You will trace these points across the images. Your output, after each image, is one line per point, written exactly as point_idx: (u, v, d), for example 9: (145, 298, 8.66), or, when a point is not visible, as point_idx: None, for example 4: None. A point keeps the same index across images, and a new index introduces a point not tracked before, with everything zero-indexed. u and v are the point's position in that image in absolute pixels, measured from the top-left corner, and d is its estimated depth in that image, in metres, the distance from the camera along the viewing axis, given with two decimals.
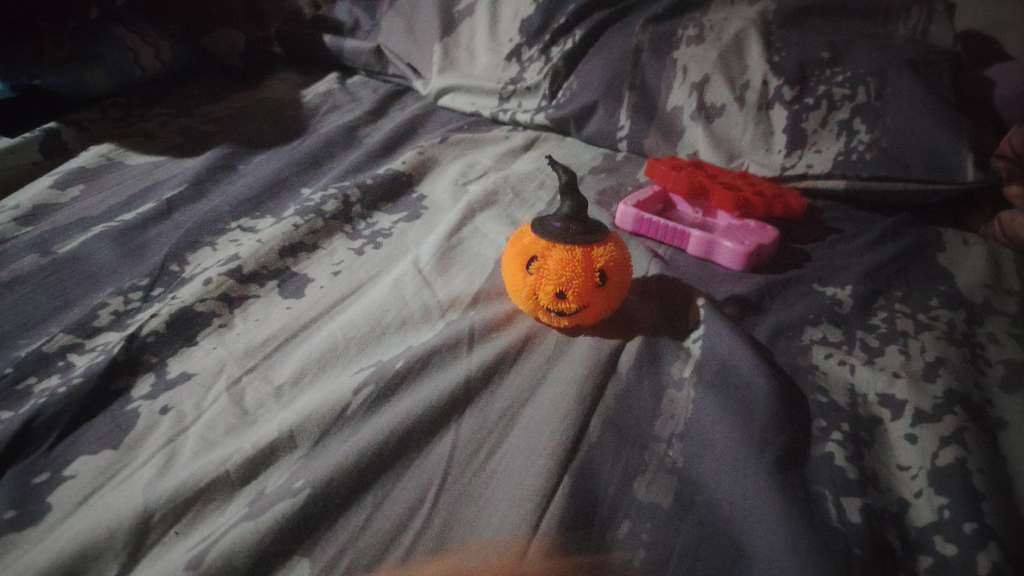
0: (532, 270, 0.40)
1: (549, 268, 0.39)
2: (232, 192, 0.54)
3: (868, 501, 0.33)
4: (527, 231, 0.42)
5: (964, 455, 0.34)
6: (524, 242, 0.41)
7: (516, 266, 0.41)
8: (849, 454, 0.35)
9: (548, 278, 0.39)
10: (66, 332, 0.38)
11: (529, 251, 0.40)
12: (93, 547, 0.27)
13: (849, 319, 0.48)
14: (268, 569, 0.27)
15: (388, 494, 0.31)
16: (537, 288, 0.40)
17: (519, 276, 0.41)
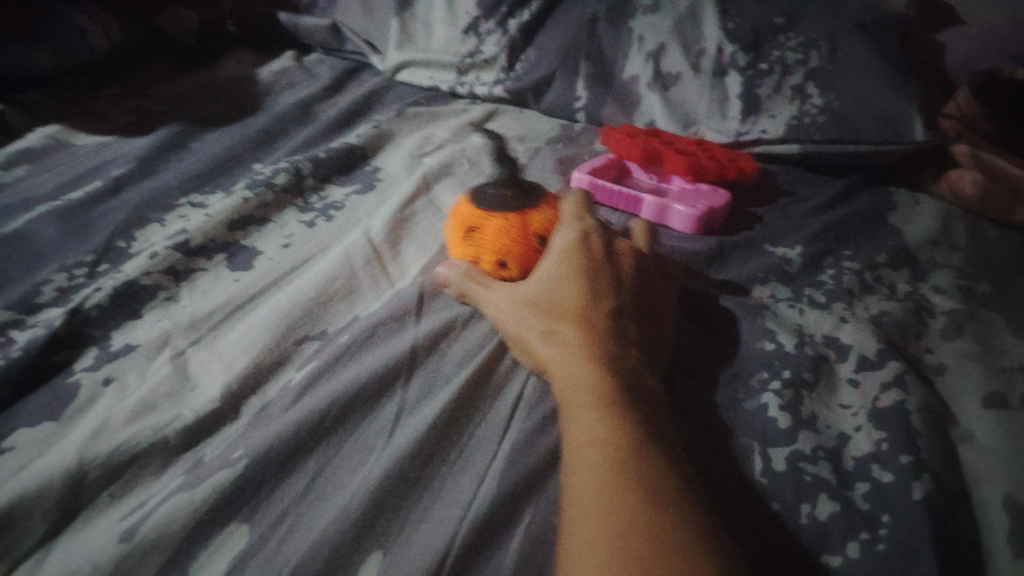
0: (472, 240, 0.40)
1: (487, 230, 0.40)
2: (182, 170, 0.54)
3: (796, 448, 0.34)
4: (464, 203, 0.42)
5: (904, 397, 0.36)
6: (462, 214, 0.42)
7: (459, 237, 0.41)
8: (783, 403, 0.36)
9: (488, 241, 0.40)
10: (8, 309, 0.37)
11: (467, 222, 0.41)
12: (24, 513, 0.27)
13: (798, 277, 0.49)
14: (205, 533, 0.27)
15: (332, 456, 0.31)
16: (479, 255, 0.40)
17: (461, 244, 0.41)
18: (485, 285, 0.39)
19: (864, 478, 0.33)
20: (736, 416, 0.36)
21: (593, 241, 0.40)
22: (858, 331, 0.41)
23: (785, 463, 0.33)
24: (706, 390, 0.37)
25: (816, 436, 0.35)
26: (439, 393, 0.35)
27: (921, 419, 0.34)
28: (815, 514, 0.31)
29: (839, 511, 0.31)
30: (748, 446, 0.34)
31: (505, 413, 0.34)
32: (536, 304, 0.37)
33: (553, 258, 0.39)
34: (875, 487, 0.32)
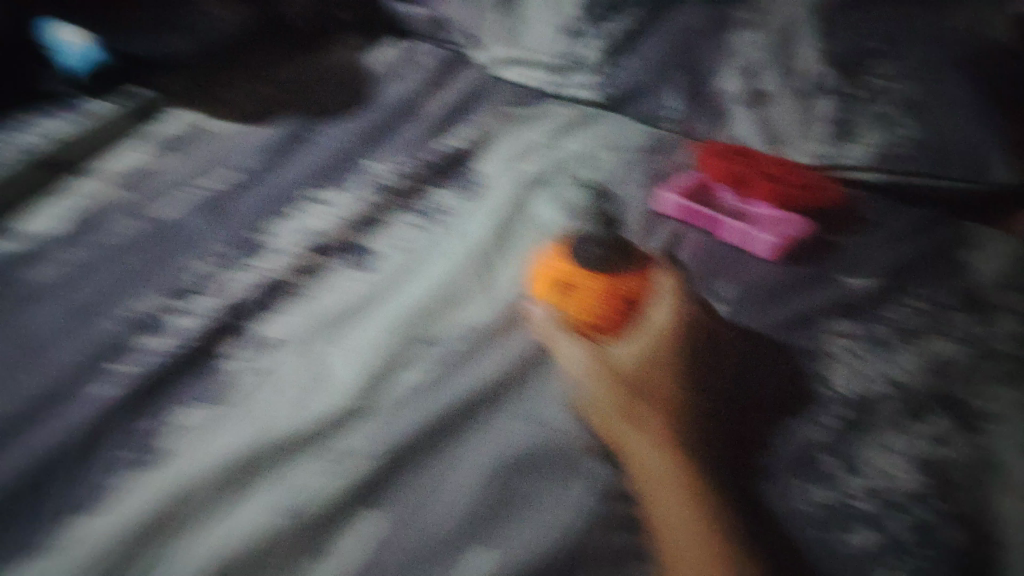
0: (564, 297, 0.45)
1: (582, 288, 0.44)
2: (306, 164, 0.60)
3: (841, 489, 0.38)
4: (555, 261, 0.47)
5: (949, 451, 0.40)
6: (554, 272, 0.47)
7: (548, 291, 0.46)
8: (832, 446, 0.40)
9: (580, 297, 0.44)
10: (170, 296, 0.44)
11: (560, 281, 0.46)
12: (204, 487, 0.34)
13: (866, 311, 0.52)
14: (348, 517, 0.34)
15: (450, 456, 0.37)
16: (566, 310, 0.45)
17: (551, 296, 0.46)
18: (570, 345, 0.43)
19: (909, 511, 0.37)
20: (794, 452, 0.40)
21: (677, 320, 0.45)
22: (919, 376, 0.45)
23: (833, 500, 0.38)
24: (765, 434, 0.40)
25: (863, 479, 0.39)
26: (536, 406, 0.40)
27: (962, 471, 0.39)
28: (857, 545, 0.36)
29: (878, 543, 0.36)
30: (800, 481, 0.38)
31: (594, 428, 0.39)
32: (623, 374, 0.41)
33: (642, 332, 0.43)
34: (917, 523, 0.37)
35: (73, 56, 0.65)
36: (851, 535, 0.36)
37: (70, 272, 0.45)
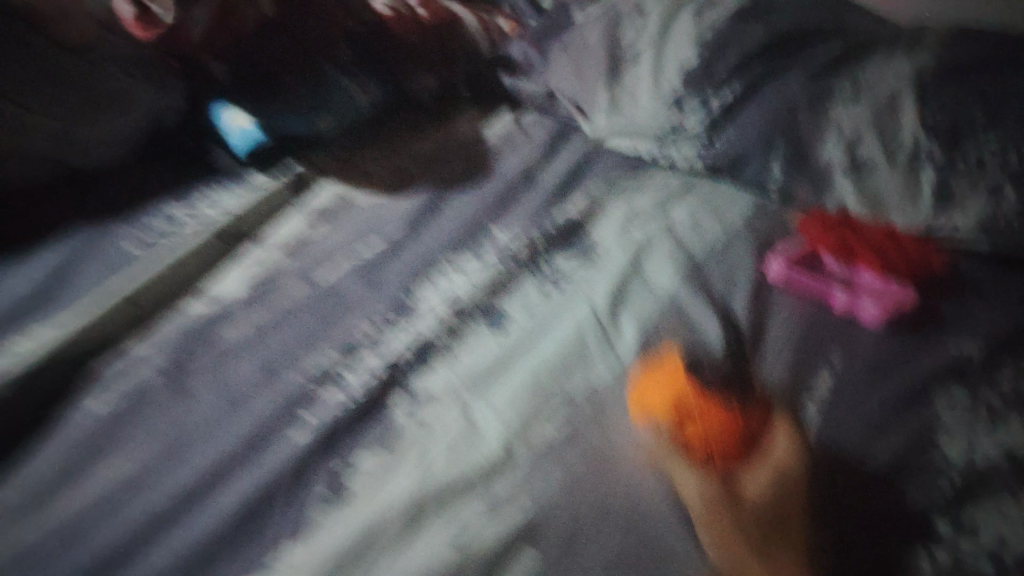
0: (683, 419, 0.43)
1: (704, 416, 0.43)
2: (439, 237, 0.66)
3: (956, 551, 0.41)
4: (671, 380, 0.46)
5: None
6: (672, 391, 0.45)
7: (663, 411, 0.44)
8: (947, 512, 0.43)
9: (700, 421, 0.43)
10: (340, 355, 0.51)
11: (680, 401, 0.44)
12: (386, 526, 0.40)
13: (978, 377, 0.53)
14: (508, 556, 0.39)
15: (592, 506, 0.42)
16: (683, 433, 0.43)
17: (664, 415, 0.44)
18: (689, 474, 0.41)
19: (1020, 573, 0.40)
20: (910, 515, 0.43)
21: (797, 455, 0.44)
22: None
23: (948, 561, 0.41)
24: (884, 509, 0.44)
25: (975, 540, 0.42)
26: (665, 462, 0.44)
27: None
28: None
29: None
30: (917, 544, 0.42)
31: None
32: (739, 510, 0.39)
33: (763, 466, 0.41)
34: None
35: (239, 143, 0.74)
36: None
37: (253, 334, 0.53)
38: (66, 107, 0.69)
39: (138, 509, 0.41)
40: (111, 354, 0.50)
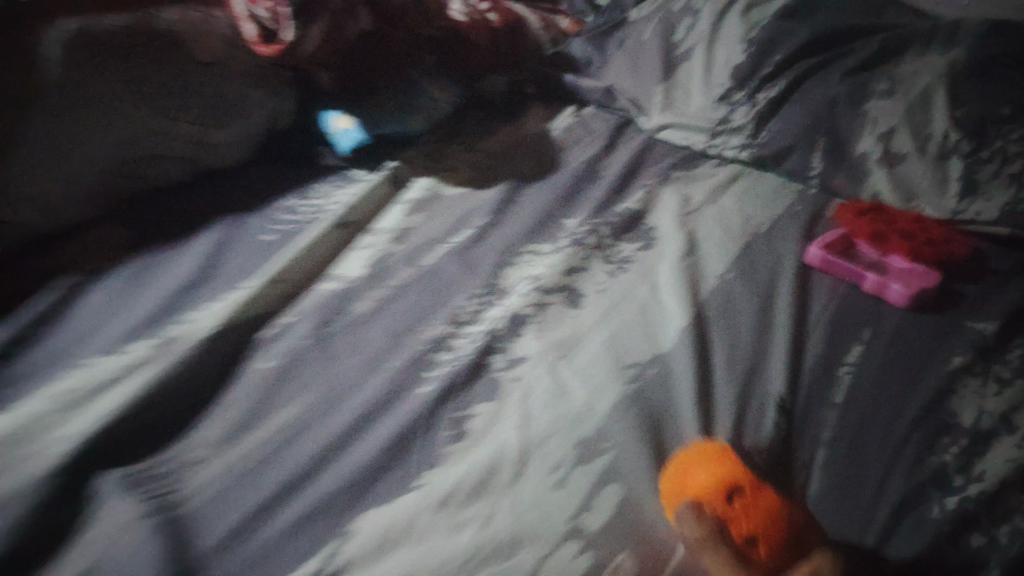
0: (735, 502, 0.44)
1: (753, 506, 0.44)
2: (518, 226, 0.77)
3: (959, 495, 0.49)
4: (728, 470, 0.46)
5: None
6: (725, 474, 0.45)
7: (711, 480, 0.45)
8: (957, 465, 0.51)
9: (749, 519, 0.43)
10: (447, 324, 0.63)
11: (733, 486, 0.45)
12: (494, 459, 0.50)
13: (990, 352, 0.61)
14: (588, 484, 0.49)
15: (656, 447, 0.52)
16: (731, 518, 0.43)
17: (710, 490, 0.45)
18: (723, 544, 0.42)
19: (1013, 519, 0.46)
20: (924, 467, 0.51)
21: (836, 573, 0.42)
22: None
23: (956, 503, 0.48)
24: (902, 468, 0.51)
25: (979, 485, 0.49)
26: (717, 413, 0.55)
27: None
28: (943, 516, 0.48)
29: (988, 532, 0.46)
30: (929, 491, 0.50)
31: (767, 433, 0.54)
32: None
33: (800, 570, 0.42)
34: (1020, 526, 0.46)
35: (342, 141, 0.87)
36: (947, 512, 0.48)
37: (373, 308, 0.65)
38: (196, 108, 0.80)
39: (296, 453, 0.50)
40: (268, 322, 0.62)
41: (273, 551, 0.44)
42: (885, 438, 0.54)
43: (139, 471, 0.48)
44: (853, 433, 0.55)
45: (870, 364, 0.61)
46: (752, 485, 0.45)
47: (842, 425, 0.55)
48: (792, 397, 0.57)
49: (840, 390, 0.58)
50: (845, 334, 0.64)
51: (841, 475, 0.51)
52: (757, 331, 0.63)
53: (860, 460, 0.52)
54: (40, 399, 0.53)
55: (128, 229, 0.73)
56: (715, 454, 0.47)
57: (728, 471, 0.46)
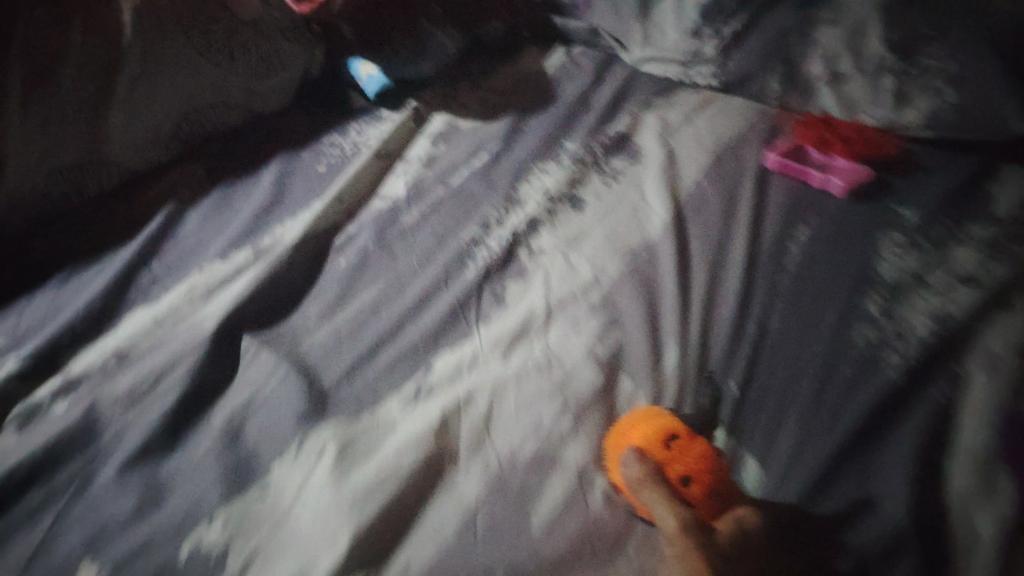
0: (671, 447, 0.50)
1: (685, 453, 0.50)
2: (525, 150, 0.92)
3: (877, 326, 0.65)
4: (666, 420, 0.52)
5: (947, 308, 0.65)
6: (663, 425, 0.52)
7: (651, 431, 0.51)
8: (878, 305, 0.67)
9: (682, 460, 0.49)
10: (479, 228, 0.79)
11: (670, 435, 0.51)
12: (528, 319, 0.67)
13: (908, 225, 0.77)
14: (599, 331, 0.65)
15: (648, 302, 0.68)
16: (666, 459, 0.49)
17: (648, 438, 0.51)
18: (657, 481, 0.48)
19: (913, 335, 0.63)
20: (853, 306, 0.67)
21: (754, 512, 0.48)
22: (941, 276, 0.69)
23: (874, 331, 0.64)
24: (839, 305, 0.67)
25: (891, 322, 0.65)
26: (693, 279, 0.71)
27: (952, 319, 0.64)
28: (864, 340, 0.63)
29: (895, 347, 0.62)
30: (856, 321, 0.65)
31: (732, 287, 0.70)
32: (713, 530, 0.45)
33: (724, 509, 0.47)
34: (918, 340, 0.62)
35: (369, 85, 1.00)
36: (863, 329, 0.64)
37: (418, 218, 0.81)
38: (249, 65, 0.92)
39: (382, 319, 0.67)
40: (337, 232, 0.79)
41: (374, 387, 0.60)
42: (825, 285, 0.69)
43: (268, 331, 0.65)
44: (802, 281, 0.70)
45: (816, 235, 0.76)
46: (690, 441, 0.51)
47: (793, 278, 0.70)
48: (752, 262, 0.73)
49: (790, 256, 0.73)
50: (796, 212, 0.80)
51: (790, 309, 0.67)
52: (723, 218, 0.79)
53: (806, 299, 0.68)
54: (176, 293, 0.70)
55: (205, 172, 0.88)
56: (658, 415, 0.53)
57: (670, 427, 0.52)
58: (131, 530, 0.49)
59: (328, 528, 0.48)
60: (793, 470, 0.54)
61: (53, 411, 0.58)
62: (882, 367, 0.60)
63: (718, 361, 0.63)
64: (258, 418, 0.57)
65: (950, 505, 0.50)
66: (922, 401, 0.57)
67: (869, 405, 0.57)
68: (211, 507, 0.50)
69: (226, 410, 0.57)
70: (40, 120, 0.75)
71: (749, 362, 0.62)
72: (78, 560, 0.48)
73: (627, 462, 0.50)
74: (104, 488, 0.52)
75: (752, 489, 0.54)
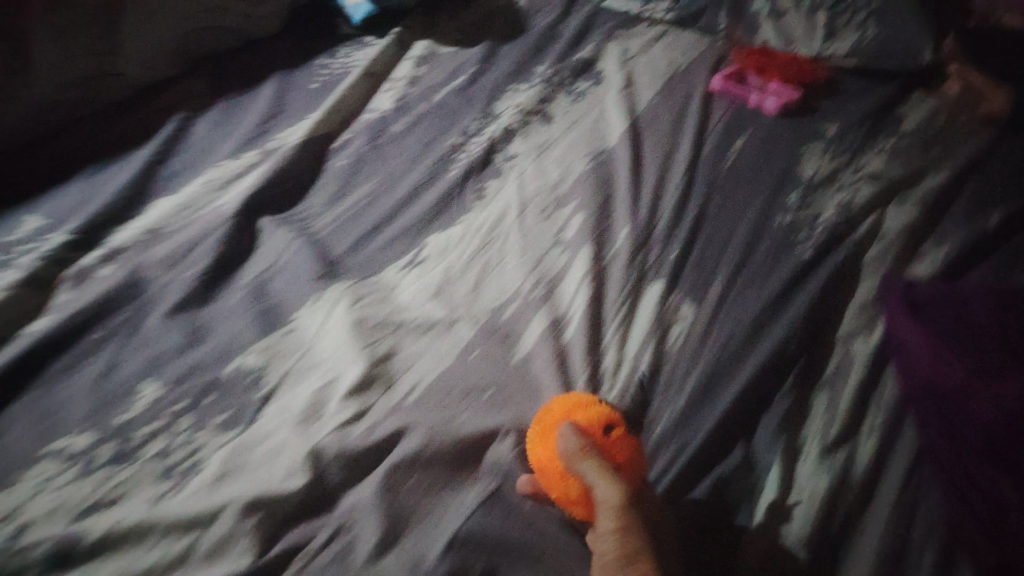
0: (612, 431, 0.50)
1: (624, 442, 0.49)
2: (500, 72, 1.03)
3: (795, 213, 0.78)
4: (606, 407, 0.52)
5: (850, 201, 0.79)
6: (604, 409, 0.51)
7: (595, 413, 0.50)
8: (797, 198, 0.80)
9: (621, 447, 0.49)
10: (459, 136, 0.90)
11: (611, 420, 0.50)
12: (503, 208, 0.78)
13: (829, 139, 0.91)
14: (564, 217, 0.77)
15: (606, 195, 0.80)
16: (607, 444, 0.48)
17: (589, 418, 0.50)
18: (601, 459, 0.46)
19: (822, 220, 0.76)
20: (777, 199, 0.80)
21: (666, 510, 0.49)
22: (850, 179, 0.84)
23: (793, 217, 0.77)
24: (766, 197, 0.80)
25: (806, 210, 0.78)
26: (645, 177, 0.83)
27: (854, 210, 0.78)
28: (785, 222, 0.76)
29: (808, 228, 0.75)
30: (779, 209, 0.78)
31: (678, 184, 0.82)
32: (646, 513, 0.45)
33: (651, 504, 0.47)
34: (826, 223, 0.76)
35: (355, 13, 1.08)
36: (783, 215, 0.77)
37: (405, 127, 0.91)
38: None
39: (379, 207, 0.78)
40: (333, 139, 0.89)
41: (375, 258, 0.72)
42: (756, 183, 0.82)
43: (284, 215, 0.77)
44: (737, 180, 0.83)
45: (751, 145, 0.89)
46: (623, 425, 0.51)
47: (730, 177, 0.83)
48: (695, 166, 0.85)
49: (728, 161, 0.86)
50: (736, 126, 0.92)
51: (726, 200, 0.80)
52: (673, 130, 0.91)
53: (739, 192, 0.81)
54: (196, 185, 0.80)
55: (205, 87, 0.97)
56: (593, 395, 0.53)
57: (606, 408, 0.51)
58: (182, 357, 0.60)
59: (346, 351, 0.60)
60: (723, 309, 0.66)
61: (100, 273, 0.68)
62: (795, 242, 0.73)
63: (664, 236, 0.74)
64: (279, 281, 0.68)
65: (836, 333, 0.63)
66: (825, 264, 0.70)
67: (783, 266, 0.70)
68: (250, 341, 0.62)
69: (253, 274, 0.69)
70: (59, 28, 0.83)
71: (690, 236, 0.74)
72: (141, 378, 0.58)
73: (565, 433, 0.48)
74: (155, 328, 0.62)
75: (684, 325, 0.64)
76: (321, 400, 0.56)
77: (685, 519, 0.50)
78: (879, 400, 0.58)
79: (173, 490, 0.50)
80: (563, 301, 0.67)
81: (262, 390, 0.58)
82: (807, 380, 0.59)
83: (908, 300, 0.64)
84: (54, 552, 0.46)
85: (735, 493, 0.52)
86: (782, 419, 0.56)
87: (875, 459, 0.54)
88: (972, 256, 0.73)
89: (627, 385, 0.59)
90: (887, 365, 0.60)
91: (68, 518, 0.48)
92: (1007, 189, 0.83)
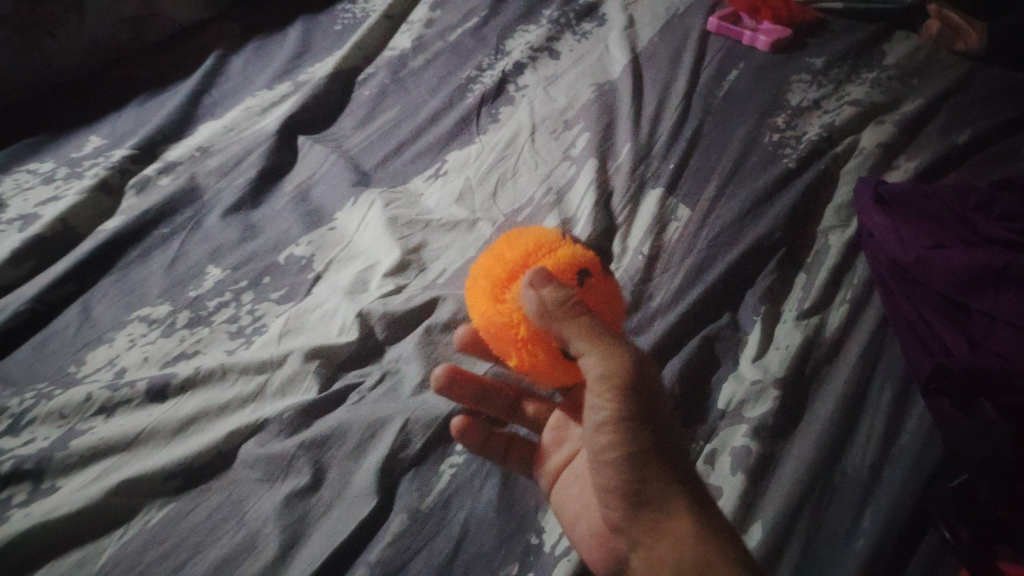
0: (583, 282, 0.45)
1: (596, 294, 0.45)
2: (510, 14, 1.10)
3: (781, 132, 0.85)
4: (570, 248, 0.47)
5: (831, 122, 0.87)
6: (568, 254, 0.46)
7: (560, 263, 0.45)
8: (783, 120, 0.88)
9: (594, 300, 0.45)
10: (474, 70, 0.97)
11: (579, 267, 0.45)
12: (517, 129, 0.86)
13: (815, 71, 0.98)
14: (570, 136, 0.85)
15: (609, 118, 0.88)
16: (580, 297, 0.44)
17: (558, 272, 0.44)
18: (586, 322, 0.42)
19: (805, 138, 0.84)
20: (765, 121, 0.87)
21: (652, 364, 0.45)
22: (833, 103, 0.91)
23: (778, 136, 0.85)
24: (754, 119, 0.88)
25: (790, 131, 0.86)
26: (645, 104, 0.91)
27: (835, 129, 0.85)
28: (771, 140, 0.84)
29: (791, 145, 0.83)
30: (766, 129, 0.86)
31: (675, 110, 0.89)
32: (640, 377, 0.42)
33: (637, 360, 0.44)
34: (809, 140, 0.84)
35: None
36: (770, 134, 0.85)
37: (423, 63, 0.99)
38: None
39: (403, 131, 0.86)
40: (358, 73, 0.97)
41: (402, 173, 0.80)
42: (746, 109, 0.90)
43: (319, 137, 0.85)
44: (729, 107, 0.91)
45: (743, 77, 0.97)
46: (594, 269, 0.47)
47: (722, 104, 0.91)
48: (691, 94, 0.93)
49: (721, 91, 0.94)
50: (730, 61, 1.00)
51: (718, 123, 0.88)
52: (671, 64, 0.99)
53: (730, 117, 0.89)
54: (237, 111, 0.87)
55: (238, 28, 1.05)
56: (557, 238, 0.48)
57: (573, 251, 0.46)
58: (239, 248, 0.69)
59: (382, 243, 0.69)
60: (713, 210, 0.74)
61: (160, 182, 0.76)
62: (780, 157, 0.81)
63: (661, 152, 0.83)
64: (319, 190, 0.76)
65: (814, 231, 0.72)
66: (804, 174, 0.78)
67: (769, 174, 0.78)
68: (296, 236, 0.70)
69: (295, 185, 0.77)
70: None
71: (685, 152, 0.82)
72: (205, 265, 0.67)
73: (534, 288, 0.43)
74: (214, 225, 0.71)
75: (680, 223, 0.73)
76: (364, 282, 0.65)
77: (678, 369, 0.58)
78: (849, 280, 0.66)
79: (244, 346, 0.59)
80: (571, 204, 0.75)
81: (311, 274, 0.66)
82: (786, 266, 0.68)
83: (876, 194, 0.70)
84: (151, 388, 0.55)
85: (722, 349, 0.60)
86: (763, 294, 0.65)
87: (844, 322, 0.62)
88: (942, 165, 0.80)
89: (627, 269, 0.68)
90: (858, 256, 0.68)
91: (158, 365, 0.57)
92: (979, 110, 0.90)
